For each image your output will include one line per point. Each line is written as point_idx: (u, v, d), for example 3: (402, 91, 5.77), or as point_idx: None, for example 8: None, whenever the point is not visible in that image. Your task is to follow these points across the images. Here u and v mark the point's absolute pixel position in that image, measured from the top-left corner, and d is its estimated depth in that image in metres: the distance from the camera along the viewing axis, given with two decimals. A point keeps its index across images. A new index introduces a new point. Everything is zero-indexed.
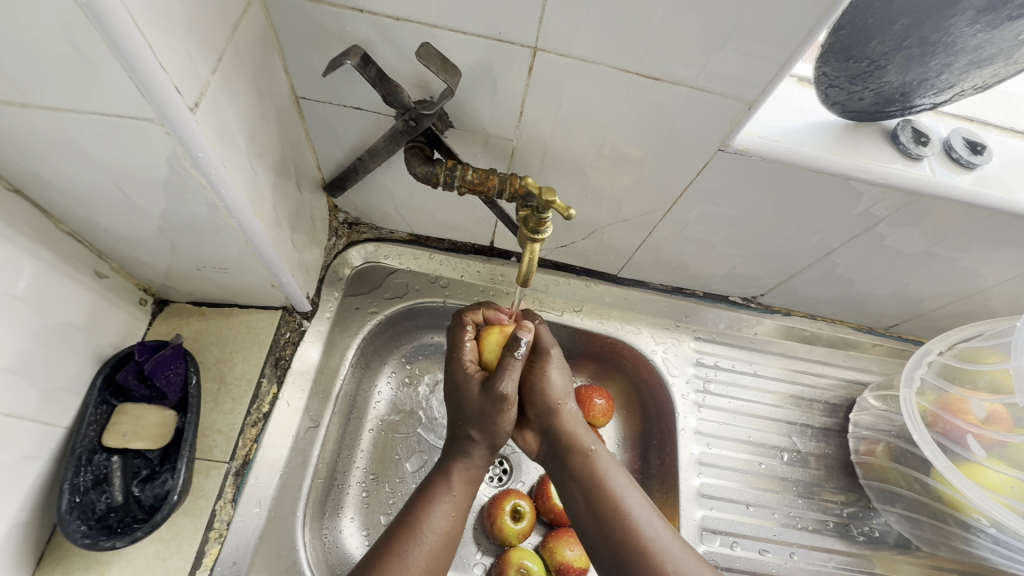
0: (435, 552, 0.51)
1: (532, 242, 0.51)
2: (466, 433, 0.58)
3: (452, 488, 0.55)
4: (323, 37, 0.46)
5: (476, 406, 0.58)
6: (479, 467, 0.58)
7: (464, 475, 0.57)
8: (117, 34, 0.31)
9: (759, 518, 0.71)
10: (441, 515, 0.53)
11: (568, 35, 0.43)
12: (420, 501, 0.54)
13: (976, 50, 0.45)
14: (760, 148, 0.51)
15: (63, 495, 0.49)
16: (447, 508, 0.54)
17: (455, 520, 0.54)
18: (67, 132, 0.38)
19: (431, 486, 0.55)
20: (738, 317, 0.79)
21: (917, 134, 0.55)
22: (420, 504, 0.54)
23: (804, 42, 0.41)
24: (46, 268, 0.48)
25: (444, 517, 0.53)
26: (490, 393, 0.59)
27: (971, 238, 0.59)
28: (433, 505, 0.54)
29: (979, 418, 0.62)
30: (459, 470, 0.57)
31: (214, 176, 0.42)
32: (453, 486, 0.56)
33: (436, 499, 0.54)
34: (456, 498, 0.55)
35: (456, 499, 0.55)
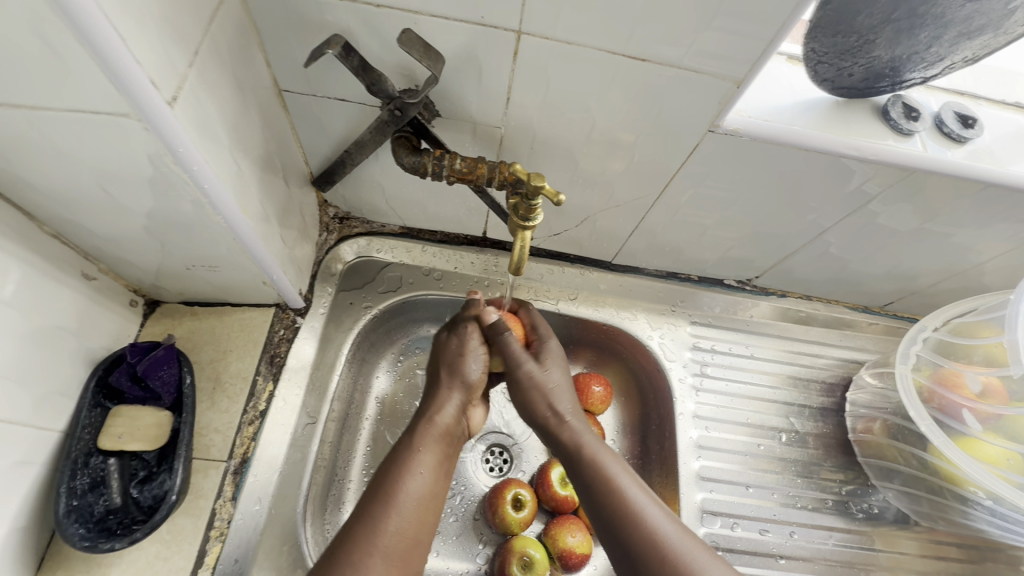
0: (411, 516, 0.50)
1: (523, 229, 0.51)
2: (441, 395, 0.59)
3: (425, 448, 0.54)
4: (304, 27, 0.45)
5: (459, 375, 0.59)
6: (453, 424, 0.57)
7: (438, 434, 0.55)
8: (88, 27, 0.30)
9: (759, 499, 0.71)
10: (419, 478, 0.52)
11: (552, 18, 0.43)
12: (396, 464, 0.53)
13: (965, 21, 0.45)
14: (751, 128, 0.50)
15: (60, 499, 0.49)
16: (424, 470, 0.53)
17: (433, 481, 0.53)
18: (44, 131, 0.37)
19: (406, 450, 0.54)
20: (734, 300, 0.79)
21: (908, 110, 0.54)
22: (393, 466, 0.52)
23: (792, 16, 0.40)
24: (32, 272, 0.48)
25: (419, 478, 0.52)
26: (475, 361, 0.60)
27: (965, 212, 0.59)
28: (409, 467, 0.52)
29: (974, 392, 0.62)
30: (428, 428, 0.56)
31: (195, 171, 0.41)
32: (425, 445, 0.54)
33: (410, 460, 0.53)
34: (432, 457, 0.54)
35: (431, 462, 0.54)
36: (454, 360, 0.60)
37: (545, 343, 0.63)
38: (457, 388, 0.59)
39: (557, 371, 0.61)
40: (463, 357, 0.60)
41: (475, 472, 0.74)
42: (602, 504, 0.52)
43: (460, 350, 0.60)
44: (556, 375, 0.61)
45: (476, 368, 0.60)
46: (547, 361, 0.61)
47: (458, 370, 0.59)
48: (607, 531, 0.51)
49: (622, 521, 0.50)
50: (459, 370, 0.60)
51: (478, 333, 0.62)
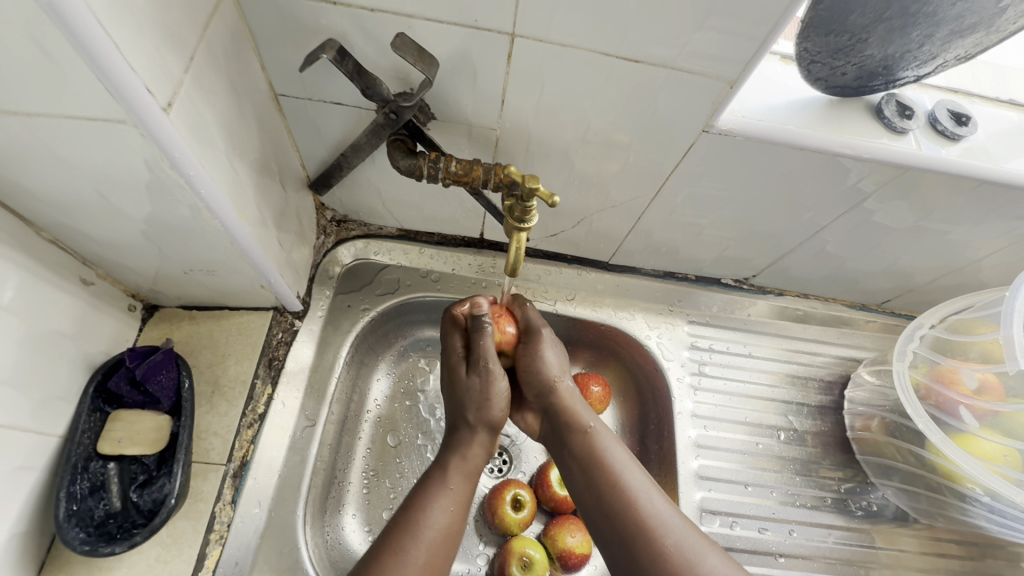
0: (437, 550, 0.50)
1: (519, 231, 0.51)
2: (471, 436, 0.57)
3: (453, 484, 0.54)
4: (298, 31, 0.45)
5: (486, 416, 0.58)
6: (482, 462, 0.58)
7: (467, 470, 0.56)
8: (81, 34, 0.30)
9: (758, 497, 0.71)
10: (439, 511, 0.52)
11: (545, 20, 0.43)
12: (420, 499, 0.53)
13: (956, 19, 0.45)
14: (745, 127, 0.51)
15: (60, 504, 0.49)
16: (447, 503, 0.53)
17: (456, 516, 0.53)
18: (40, 138, 0.38)
19: (430, 484, 0.54)
20: (731, 299, 0.79)
21: (901, 108, 0.54)
22: (419, 500, 0.53)
23: (784, 16, 0.40)
24: (30, 278, 0.48)
25: (441, 512, 0.52)
26: (500, 402, 0.58)
27: (960, 210, 0.59)
28: (432, 500, 0.53)
29: (971, 389, 0.62)
30: (458, 465, 0.56)
31: (191, 176, 0.41)
32: (452, 481, 0.55)
33: (435, 495, 0.53)
34: (459, 496, 0.54)
35: (455, 494, 0.54)
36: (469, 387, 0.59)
37: (538, 331, 0.62)
38: (481, 428, 0.58)
39: (556, 360, 0.62)
40: (489, 400, 0.58)
41: None
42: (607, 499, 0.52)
43: (484, 392, 0.58)
44: (555, 362, 0.61)
45: (500, 389, 0.58)
46: (542, 350, 0.61)
47: (486, 414, 0.58)
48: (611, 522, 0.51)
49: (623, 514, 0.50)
50: (488, 412, 0.58)
51: (461, 342, 0.62)
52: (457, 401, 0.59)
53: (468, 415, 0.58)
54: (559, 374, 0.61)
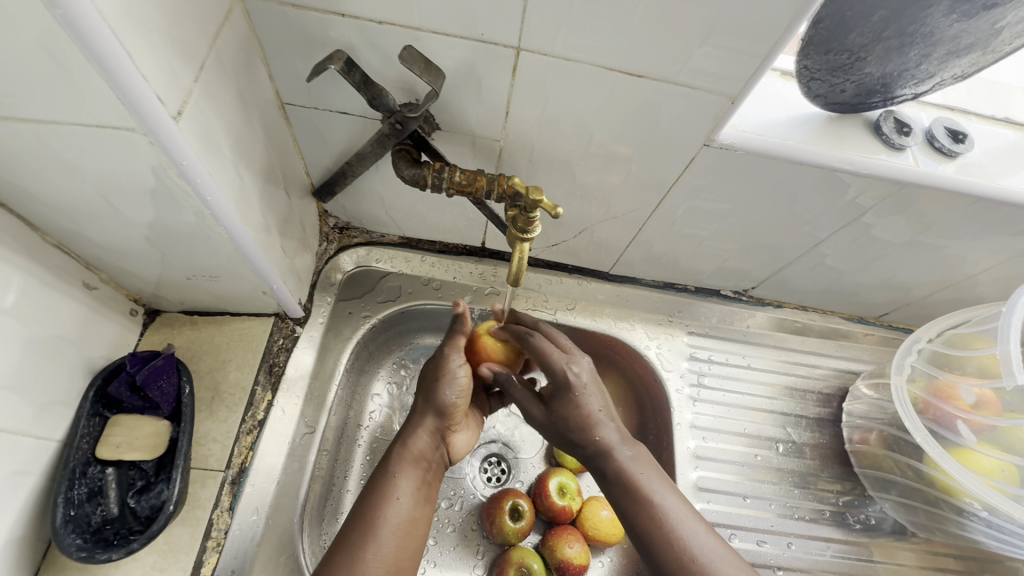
0: (392, 542, 0.50)
1: (521, 241, 0.51)
2: (419, 424, 0.58)
3: (401, 473, 0.54)
4: (307, 43, 0.46)
5: (434, 402, 0.58)
6: (429, 452, 0.57)
7: (416, 460, 0.56)
8: (95, 43, 0.30)
9: (756, 510, 0.71)
10: (398, 503, 0.52)
11: (551, 35, 0.43)
12: (377, 491, 0.53)
13: (953, 39, 0.46)
14: (745, 142, 0.51)
15: (58, 509, 0.49)
16: (403, 496, 0.53)
17: (413, 506, 0.53)
18: (49, 144, 0.38)
19: (384, 476, 0.54)
20: (731, 310, 0.79)
21: (899, 125, 0.55)
22: (372, 491, 0.53)
23: (786, 33, 0.41)
24: (34, 281, 0.48)
25: (398, 503, 0.52)
26: (451, 386, 0.59)
27: (957, 225, 0.59)
28: (386, 493, 0.53)
29: (968, 404, 0.63)
30: (401, 453, 0.56)
31: (199, 184, 0.42)
32: (401, 472, 0.54)
33: (387, 487, 0.53)
34: (409, 484, 0.54)
35: (411, 487, 0.54)
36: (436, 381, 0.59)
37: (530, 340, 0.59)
38: (430, 413, 0.59)
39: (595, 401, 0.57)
40: (440, 385, 0.59)
41: (473, 482, 0.74)
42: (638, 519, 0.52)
43: (439, 374, 0.59)
44: (596, 405, 0.56)
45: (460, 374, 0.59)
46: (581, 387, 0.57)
47: (434, 397, 0.58)
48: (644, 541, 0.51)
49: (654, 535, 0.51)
50: (438, 394, 0.58)
51: (457, 354, 0.60)
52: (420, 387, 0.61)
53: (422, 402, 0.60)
54: (601, 408, 0.57)
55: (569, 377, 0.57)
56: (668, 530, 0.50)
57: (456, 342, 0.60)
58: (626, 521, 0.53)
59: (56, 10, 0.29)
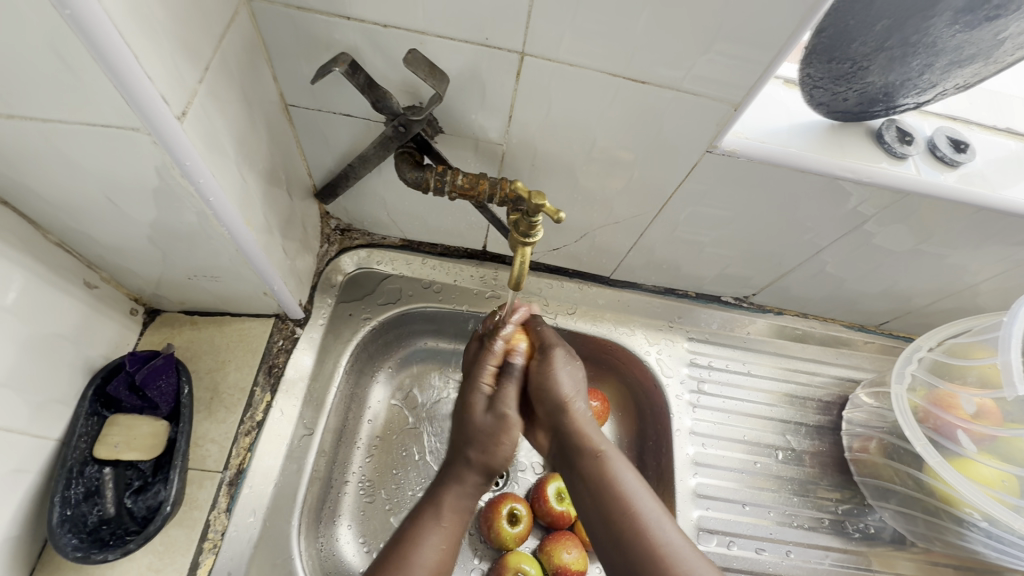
0: None
1: (524, 245, 0.51)
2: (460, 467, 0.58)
3: (444, 522, 0.54)
4: (312, 45, 0.46)
5: (473, 439, 0.59)
6: (472, 496, 0.58)
7: (455, 505, 0.56)
8: (101, 43, 0.30)
9: (755, 517, 0.71)
10: (430, 546, 0.52)
11: (555, 40, 0.44)
12: (411, 534, 0.53)
13: (956, 50, 0.46)
14: (747, 149, 0.51)
15: (54, 508, 0.49)
16: (437, 538, 0.53)
17: (445, 551, 0.53)
18: (53, 143, 0.38)
19: (423, 520, 0.54)
20: (731, 317, 0.79)
21: (901, 134, 0.55)
22: (407, 535, 0.53)
23: (789, 42, 0.41)
24: (34, 279, 0.48)
25: (431, 549, 0.52)
26: (487, 423, 0.59)
27: (958, 235, 0.60)
28: (422, 537, 0.53)
29: (969, 413, 0.63)
30: (447, 500, 0.56)
31: (202, 184, 0.42)
32: (442, 518, 0.55)
33: (422, 530, 0.53)
34: (447, 530, 0.54)
35: (446, 530, 0.54)
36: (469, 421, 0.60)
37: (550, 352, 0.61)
38: (477, 466, 0.58)
39: (569, 383, 0.60)
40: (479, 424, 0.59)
41: None
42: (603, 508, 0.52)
43: (472, 406, 0.60)
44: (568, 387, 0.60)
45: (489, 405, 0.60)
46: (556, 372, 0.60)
47: (474, 434, 0.59)
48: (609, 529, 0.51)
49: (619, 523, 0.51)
50: (476, 435, 0.59)
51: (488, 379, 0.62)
52: (457, 429, 0.61)
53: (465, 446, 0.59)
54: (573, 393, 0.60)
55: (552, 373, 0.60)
56: (630, 512, 0.51)
57: (480, 378, 0.62)
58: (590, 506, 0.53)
59: (64, 10, 0.29)
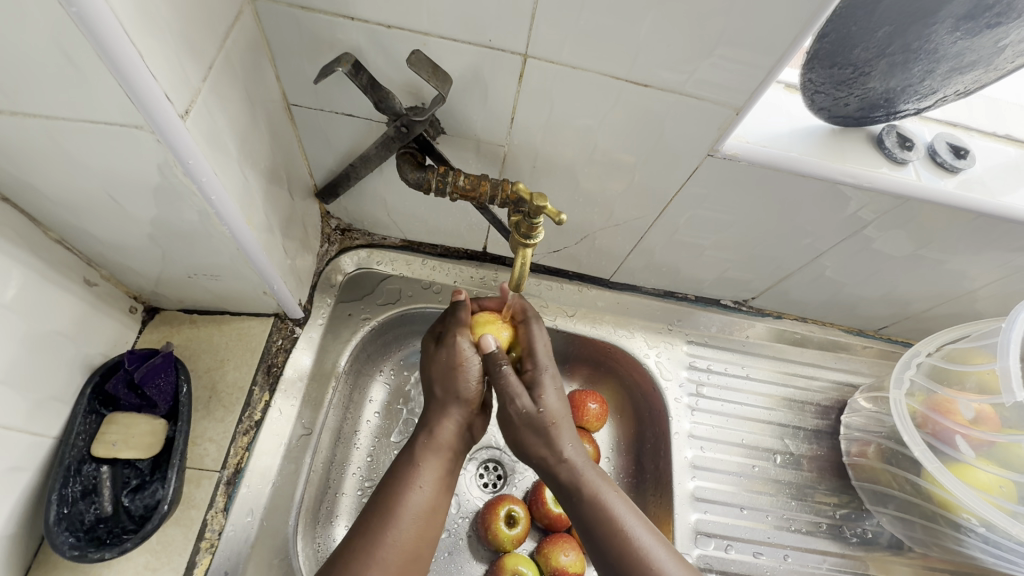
0: (409, 527, 0.51)
1: (524, 247, 0.52)
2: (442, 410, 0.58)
3: (425, 463, 0.55)
4: (315, 44, 0.46)
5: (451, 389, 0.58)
6: (454, 440, 0.58)
7: (439, 446, 0.56)
8: (107, 41, 0.31)
9: (752, 521, 0.71)
10: (418, 491, 0.53)
11: (558, 42, 0.44)
12: (397, 478, 0.54)
13: (958, 56, 0.46)
14: (749, 153, 0.51)
15: (51, 506, 0.48)
16: (425, 483, 0.54)
17: (433, 496, 0.54)
18: (56, 140, 0.38)
19: (407, 464, 0.55)
20: (731, 320, 0.79)
21: (902, 139, 0.55)
22: (393, 481, 0.54)
23: (792, 47, 0.41)
24: (34, 276, 0.48)
25: (418, 493, 0.53)
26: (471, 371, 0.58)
27: (957, 241, 0.60)
28: (407, 482, 0.53)
29: (967, 418, 0.63)
30: (426, 442, 0.56)
31: (204, 183, 0.42)
32: (425, 465, 0.55)
33: (410, 476, 0.54)
34: (432, 474, 0.55)
35: (432, 476, 0.55)
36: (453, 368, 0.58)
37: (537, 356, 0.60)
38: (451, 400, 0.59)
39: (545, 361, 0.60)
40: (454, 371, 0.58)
41: (469, 488, 0.73)
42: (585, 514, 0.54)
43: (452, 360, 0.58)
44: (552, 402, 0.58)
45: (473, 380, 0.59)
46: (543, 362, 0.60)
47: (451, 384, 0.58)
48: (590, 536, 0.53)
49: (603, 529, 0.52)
50: (453, 382, 0.58)
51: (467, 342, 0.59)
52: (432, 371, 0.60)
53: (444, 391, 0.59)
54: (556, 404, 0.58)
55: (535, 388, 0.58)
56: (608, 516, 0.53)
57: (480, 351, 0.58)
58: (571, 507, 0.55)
59: (71, 8, 0.29)
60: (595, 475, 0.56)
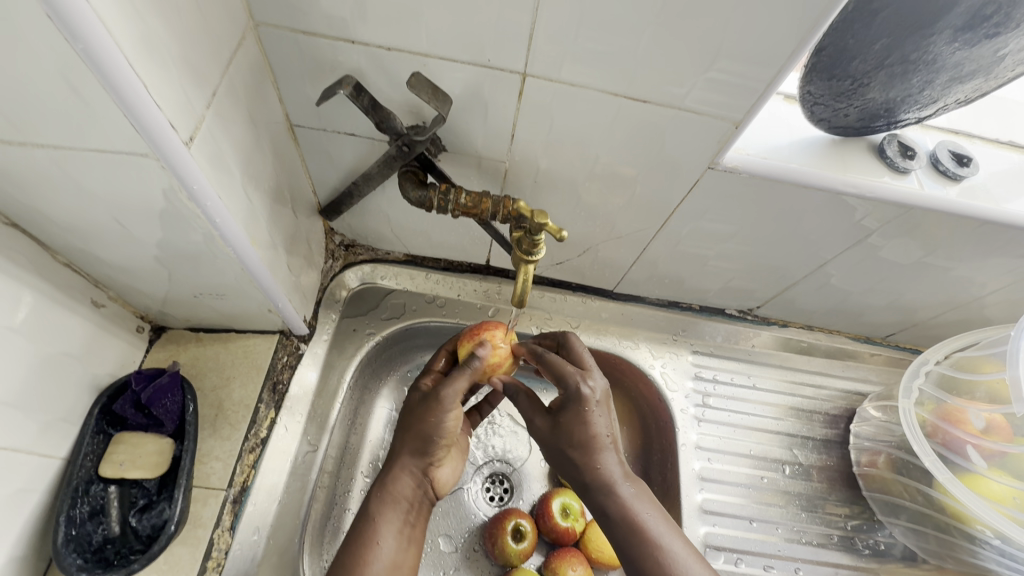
0: None
1: (526, 263, 0.51)
2: (399, 464, 0.56)
3: (382, 518, 0.53)
4: (317, 67, 0.47)
5: (416, 441, 0.56)
6: (412, 493, 0.56)
7: (398, 501, 0.55)
8: (111, 75, 0.31)
9: (763, 534, 0.70)
10: (379, 550, 0.52)
11: (556, 61, 0.44)
12: (362, 532, 0.53)
13: (956, 67, 0.46)
14: (749, 165, 0.52)
15: (59, 528, 0.49)
16: (384, 540, 0.52)
17: (395, 551, 0.53)
18: (63, 167, 0.39)
19: (365, 521, 0.53)
20: (736, 329, 0.79)
21: (903, 148, 0.55)
22: (359, 538, 0.52)
23: (789, 60, 0.41)
24: (43, 299, 0.48)
25: (381, 548, 0.52)
26: (442, 428, 0.55)
27: (963, 248, 0.59)
28: (369, 538, 0.52)
29: (978, 428, 0.62)
30: (384, 496, 0.55)
31: (208, 207, 0.42)
32: (382, 515, 0.54)
33: (370, 533, 0.52)
34: (392, 527, 0.53)
35: (399, 527, 0.54)
36: (421, 426, 0.55)
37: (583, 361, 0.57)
38: (411, 453, 0.56)
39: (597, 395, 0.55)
40: (429, 426, 0.55)
41: (475, 501, 0.73)
42: (619, 525, 0.52)
43: (422, 414, 0.55)
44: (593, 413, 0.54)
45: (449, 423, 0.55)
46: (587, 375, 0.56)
47: (419, 437, 0.56)
48: (623, 545, 0.52)
49: (635, 540, 0.51)
50: (422, 438, 0.55)
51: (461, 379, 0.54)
52: (410, 421, 0.57)
53: (409, 442, 0.56)
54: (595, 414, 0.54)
55: (581, 394, 0.54)
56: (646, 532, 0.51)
57: (454, 382, 0.54)
58: (608, 524, 0.53)
59: (77, 44, 0.29)
60: (637, 486, 0.54)
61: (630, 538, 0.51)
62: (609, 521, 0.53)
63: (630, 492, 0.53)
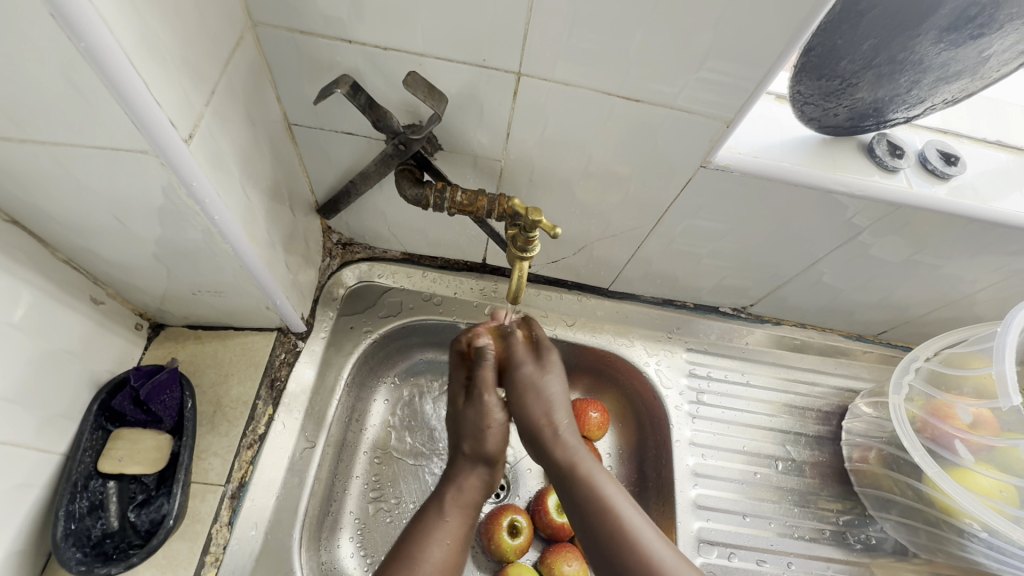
0: None
1: (520, 260, 0.52)
2: (462, 470, 0.58)
3: (449, 517, 0.54)
4: (315, 67, 0.47)
5: (481, 449, 0.58)
6: (476, 498, 0.57)
7: (466, 505, 0.56)
8: (112, 73, 0.32)
9: (756, 528, 0.71)
10: (437, 546, 0.52)
11: (550, 60, 0.45)
12: (418, 531, 0.53)
13: (942, 67, 0.47)
14: (741, 164, 0.52)
15: (59, 523, 0.49)
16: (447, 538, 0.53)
17: (452, 553, 0.52)
18: (64, 165, 0.39)
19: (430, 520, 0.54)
20: (730, 327, 0.80)
21: (892, 148, 0.56)
22: (414, 536, 0.53)
23: (778, 60, 0.42)
24: (43, 296, 0.49)
25: (440, 549, 0.52)
26: (494, 434, 0.59)
27: (952, 245, 0.60)
28: (432, 534, 0.53)
29: (966, 423, 0.63)
30: (454, 497, 0.56)
31: (208, 204, 0.43)
32: (449, 514, 0.55)
33: (430, 531, 0.53)
34: (454, 528, 0.54)
35: (451, 527, 0.54)
36: (481, 431, 0.59)
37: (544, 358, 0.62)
38: (477, 461, 0.59)
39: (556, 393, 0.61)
40: (486, 431, 0.59)
41: None
42: (593, 519, 0.54)
43: (480, 423, 0.59)
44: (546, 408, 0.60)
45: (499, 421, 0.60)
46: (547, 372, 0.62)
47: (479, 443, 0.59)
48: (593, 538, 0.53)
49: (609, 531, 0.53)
50: (480, 442, 0.58)
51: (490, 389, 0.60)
52: (460, 430, 0.60)
53: (465, 445, 0.59)
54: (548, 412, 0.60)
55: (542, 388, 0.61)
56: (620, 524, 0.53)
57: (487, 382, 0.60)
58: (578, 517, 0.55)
59: (79, 43, 0.30)
60: (602, 475, 0.57)
61: (607, 533, 0.52)
62: (583, 515, 0.55)
63: (601, 483, 0.56)
